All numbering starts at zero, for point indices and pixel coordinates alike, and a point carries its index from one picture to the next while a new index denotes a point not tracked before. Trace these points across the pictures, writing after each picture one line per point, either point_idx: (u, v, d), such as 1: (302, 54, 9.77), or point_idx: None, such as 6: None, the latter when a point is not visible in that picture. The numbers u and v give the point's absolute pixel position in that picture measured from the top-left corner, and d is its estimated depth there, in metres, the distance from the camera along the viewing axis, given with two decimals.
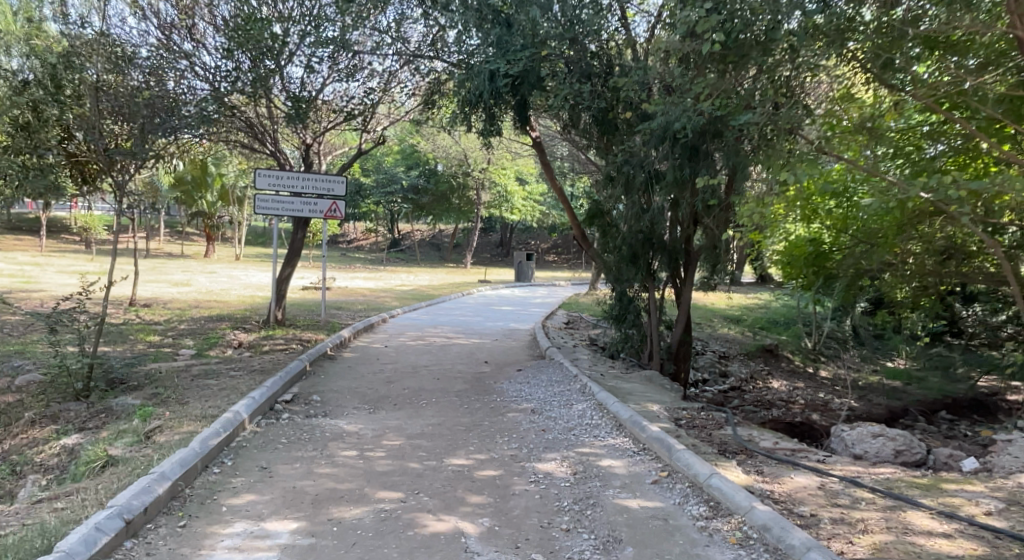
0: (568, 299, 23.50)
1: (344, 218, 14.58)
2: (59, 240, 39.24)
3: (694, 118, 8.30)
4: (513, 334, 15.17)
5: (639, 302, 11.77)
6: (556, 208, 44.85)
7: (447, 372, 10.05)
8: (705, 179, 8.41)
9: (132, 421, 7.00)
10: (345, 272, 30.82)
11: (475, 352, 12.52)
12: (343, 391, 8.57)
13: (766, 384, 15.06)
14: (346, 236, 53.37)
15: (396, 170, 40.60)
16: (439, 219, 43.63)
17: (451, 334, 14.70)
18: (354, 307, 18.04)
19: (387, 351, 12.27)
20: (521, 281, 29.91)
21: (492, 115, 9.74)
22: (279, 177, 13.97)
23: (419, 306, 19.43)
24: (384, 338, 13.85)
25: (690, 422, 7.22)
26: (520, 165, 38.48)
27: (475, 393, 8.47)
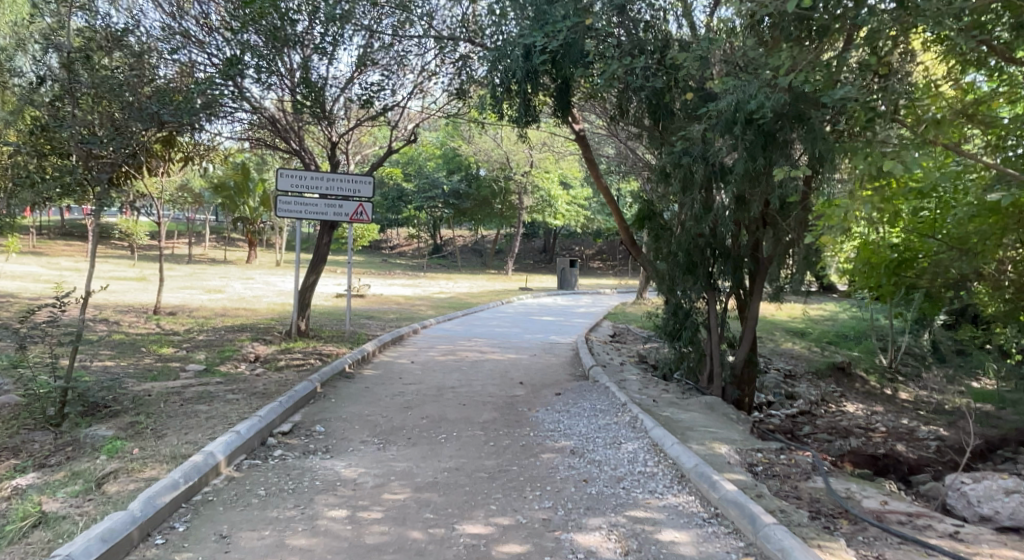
0: (615, 309, 22.03)
1: (371, 220, 13.36)
2: (105, 246, 39.21)
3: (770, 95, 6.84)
4: (553, 349, 13.80)
5: (698, 316, 10.22)
6: (602, 213, 43.43)
7: (476, 395, 8.76)
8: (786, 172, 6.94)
9: (94, 459, 5.86)
10: (382, 279, 29.83)
11: (509, 370, 11.19)
12: (352, 420, 7.34)
13: (839, 407, 14.20)
14: (389, 242, 52.71)
15: (438, 174, 39.67)
16: (481, 224, 42.59)
17: (486, 348, 13.42)
18: (386, 317, 16.88)
19: (412, 368, 11.02)
20: (564, 289, 28.55)
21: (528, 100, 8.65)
22: (302, 178, 12.77)
23: (455, 316, 18.19)
24: (413, 353, 12.60)
25: (770, 471, 5.80)
26: (564, 169, 37.22)
27: (504, 426, 7.16)
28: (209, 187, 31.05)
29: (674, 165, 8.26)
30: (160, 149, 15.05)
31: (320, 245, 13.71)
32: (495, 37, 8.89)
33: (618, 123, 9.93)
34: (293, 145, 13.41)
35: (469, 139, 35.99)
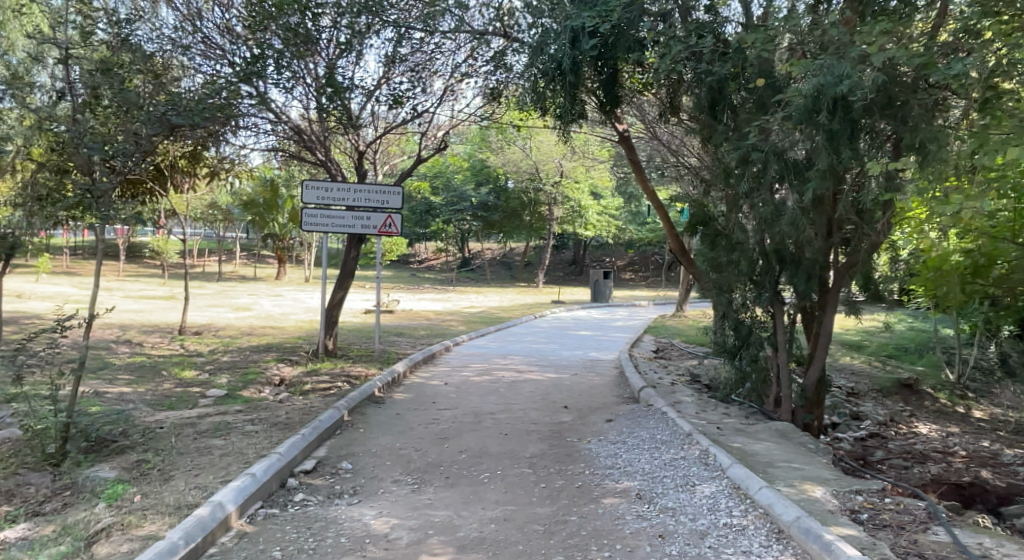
0: (654, 322, 21.09)
1: (400, 233, 12.52)
2: (134, 265, 38.93)
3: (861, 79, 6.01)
4: (596, 367, 12.93)
5: (762, 331, 9.40)
6: (634, 223, 42.57)
7: (520, 423, 7.91)
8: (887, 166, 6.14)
9: (89, 507, 5.07)
10: (412, 294, 29.09)
11: (552, 392, 10.31)
12: (382, 454, 6.53)
13: (910, 429, 13.82)
14: (418, 256, 52.09)
15: (466, 186, 39.04)
16: (511, 236, 41.85)
17: (525, 367, 12.58)
18: (417, 334, 16.06)
19: (447, 391, 10.18)
20: (599, 302, 27.63)
21: (573, 90, 7.85)
22: (328, 189, 12.09)
23: (487, 331, 17.37)
24: (446, 373, 11.78)
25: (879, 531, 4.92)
26: (595, 178, 36.44)
27: (555, 461, 6.31)
28: (238, 203, 30.56)
29: (739, 163, 7.45)
30: (185, 164, 14.48)
31: (347, 260, 13.00)
32: (534, 28, 8.23)
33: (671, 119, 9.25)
34: (318, 157, 12.70)
35: (498, 150, 35.32)
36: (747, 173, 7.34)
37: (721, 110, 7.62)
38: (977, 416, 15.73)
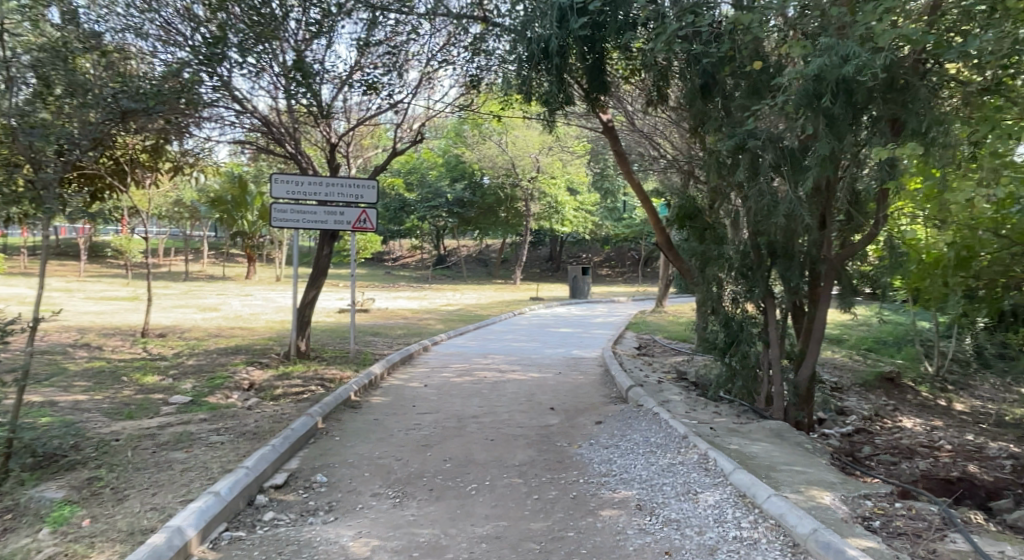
0: (634, 318, 20.79)
1: (375, 229, 12.08)
2: (98, 265, 37.78)
3: (872, 59, 5.62)
4: (578, 365, 12.55)
5: (754, 327, 9.06)
6: (609, 219, 42.35)
7: (504, 427, 7.50)
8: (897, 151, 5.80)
9: (31, 533, 4.54)
10: (386, 293, 28.48)
11: (536, 393, 9.90)
12: (359, 464, 6.07)
13: (895, 423, 13.64)
14: (392, 254, 51.40)
15: (441, 182, 38.53)
16: (486, 233, 41.38)
17: (506, 367, 12.17)
18: (393, 333, 15.56)
19: (427, 393, 9.72)
20: (577, 298, 27.29)
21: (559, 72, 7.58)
22: (298, 183, 11.63)
23: (465, 330, 16.93)
24: (424, 374, 11.30)
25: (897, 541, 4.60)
26: (571, 174, 36.15)
27: (545, 469, 5.90)
28: (206, 200, 29.75)
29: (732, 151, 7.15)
30: (147, 158, 13.93)
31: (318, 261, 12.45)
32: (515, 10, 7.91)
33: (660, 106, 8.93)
34: (287, 150, 12.15)
35: (474, 145, 34.87)
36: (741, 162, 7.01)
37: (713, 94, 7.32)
38: (959, 409, 15.58)
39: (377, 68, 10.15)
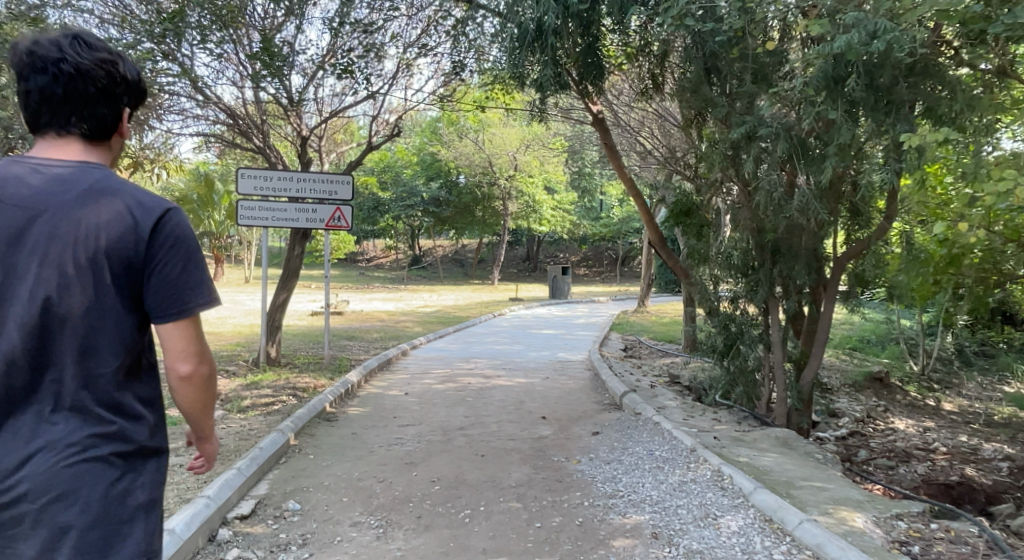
0: (617, 319, 20.30)
1: (351, 227, 11.44)
2: None
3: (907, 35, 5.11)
4: (565, 369, 11.99)
5: (755, 329, 8.56)
6: (587, 218, 41.89)
7: (494, 442, 6.89)
8: (930, 136, 5.30)
9: None
10: (360, 295, 27.66)
11: (524, 400, 9.31)
12: (336, 488, 5.43)
13: (888, 424, 13.27)
14: (366, 255, 50.47)
15: (416, 182, 37.83)
16: (462, 233, 40.70)
17: (489, 372, 11.56)
18: (369, 337, 14.85)
19: (407, 402, 9.09)
20: (556, 299, 26.77)
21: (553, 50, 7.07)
22: (267, 178, 10.82)
23: (445, 332, 16.28)
24: (404, 381, 10.66)
25: None
26: (548, 173, 35.67)
27: (545, 491, 5.32)
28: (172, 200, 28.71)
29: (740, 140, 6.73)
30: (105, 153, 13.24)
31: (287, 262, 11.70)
32: None
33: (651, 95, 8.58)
34: (255, 144, 11.45)
35: (449, 143, 34.28)
36: (750, 153, 6.57)
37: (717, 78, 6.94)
38: (948, 409, 15.22)
39: (350, 54, 9.51)
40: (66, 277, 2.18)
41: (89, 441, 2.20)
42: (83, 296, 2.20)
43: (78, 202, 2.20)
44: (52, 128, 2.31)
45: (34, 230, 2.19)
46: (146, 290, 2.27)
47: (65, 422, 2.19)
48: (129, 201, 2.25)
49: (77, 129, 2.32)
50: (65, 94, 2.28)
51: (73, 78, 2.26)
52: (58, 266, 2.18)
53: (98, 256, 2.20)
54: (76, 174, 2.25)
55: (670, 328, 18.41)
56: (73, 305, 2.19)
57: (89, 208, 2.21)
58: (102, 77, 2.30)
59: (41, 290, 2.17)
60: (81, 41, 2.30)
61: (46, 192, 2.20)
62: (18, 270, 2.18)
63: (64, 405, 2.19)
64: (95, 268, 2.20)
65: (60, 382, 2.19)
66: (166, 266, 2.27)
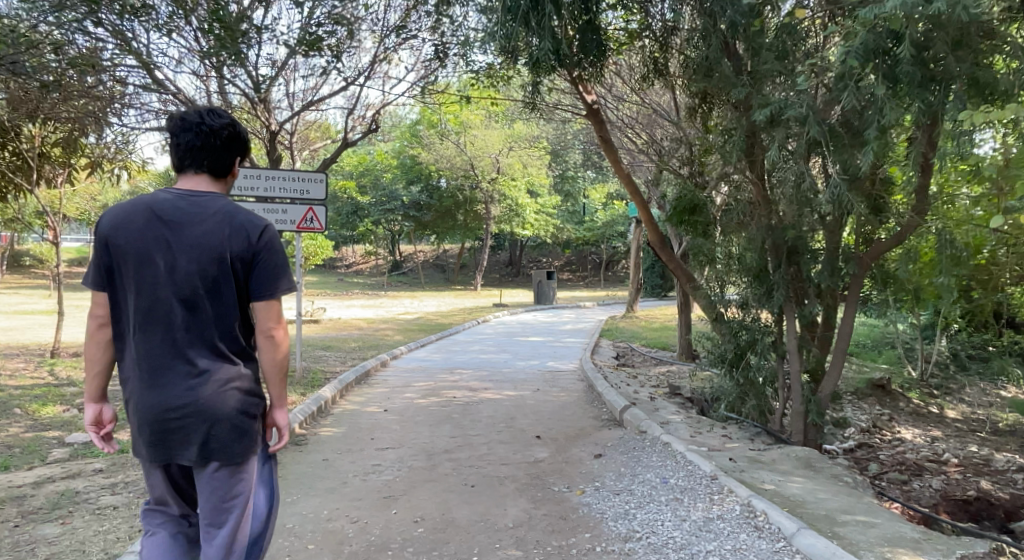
0: (606, 325, 19.57)
1: (325, 229, 10.58)
2: (24, 275, 35.00)
3: None
4: (556, 380, 11.21)
5: (768, 337, 7.82)
6: (570, 222, 41.21)
7: (484, 470, 6.10)
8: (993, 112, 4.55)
9: None
10: (338, 301, 26.65)
11: (515, 417, 8.52)
12: (301, 533, 4.60)
13: (895, 434, 12.62)
14: (344, 261, 49.38)
15: (396, 185, 36.93)
16: (443, 238, 39.83)
17: (475, 384, 10.74)
18: (346, 347, 13.97)
19: (386, 420, 8.26)
20: (541, 304, 25.99)
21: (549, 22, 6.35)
22: None
23: (427, 341, 15.44)
24: (383, 396, 9.80)
25: None
26: (531, 175, 35.00)
27: (547, 533, 4.53)
28: None
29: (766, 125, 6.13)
30: (59, 151, 12.31)
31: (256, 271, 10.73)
32: None
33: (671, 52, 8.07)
34: None
35: (429, 145, 33.50)
36: (777, 139, 5.94)
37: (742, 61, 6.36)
38: (952, 416, 14.54)
39: (319, 31, 8.72)
40: (199, 278, 3.10)
41: (215, 393, 3.15)
42: (206, 288, 3.12)
43: (209, 226, 3.14)
44: (188, 171, 3.26)
45: (177, 240, 3.11)
46: (248, 286, 3.18)
47: (199, 380, 3.13)
48: (240, 224, 3.16)
49: (206, 170, 3.27)
50: (201, 145, 3.25)
51: (208, 135, 3.26)
52: (194, 269, 3.10)
53: (216, 263, 3.12)
54: (204, 204, 3.19)
55: (662, 334, 17.68)
56: (204, 299, 3.12)
57: (214, 230, 3.14)
58: (226, 135, 3.30)
59: (180, 286, 3.10)
60: (206, 114, 3.28)
61: (190, 213, 3.15)
62: (165, 268, 3.10)
63: (199, 367, 3.13)
64: (219, 264, 3.13)
65: (194, 348, 3.13)
66: (264, 271, 3.19)
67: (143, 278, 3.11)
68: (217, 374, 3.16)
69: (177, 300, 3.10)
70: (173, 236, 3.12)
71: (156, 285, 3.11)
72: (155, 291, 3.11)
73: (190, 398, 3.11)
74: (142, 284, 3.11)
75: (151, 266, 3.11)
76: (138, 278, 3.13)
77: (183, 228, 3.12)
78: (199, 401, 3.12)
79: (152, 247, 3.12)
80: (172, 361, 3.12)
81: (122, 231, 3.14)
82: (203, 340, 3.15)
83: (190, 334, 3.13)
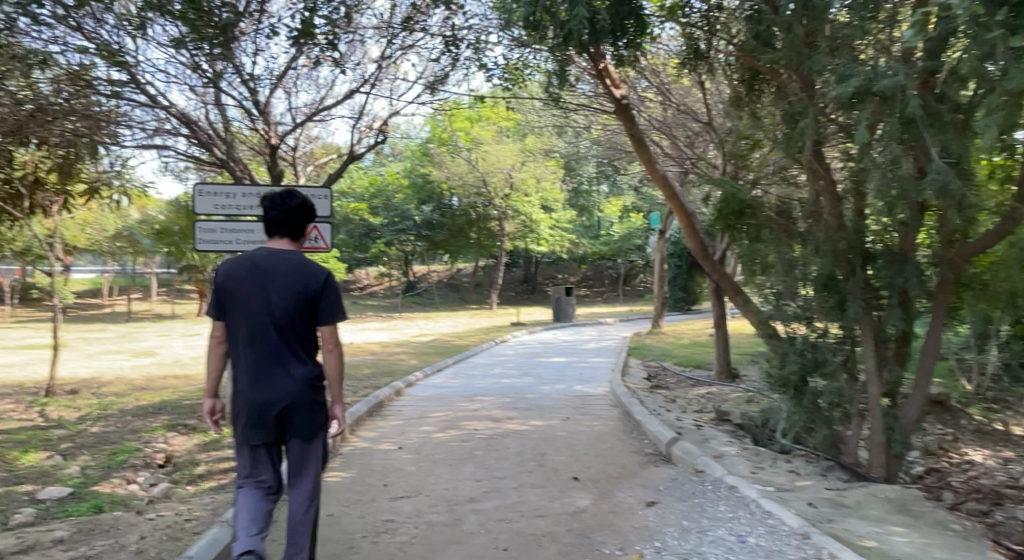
0: (633, 343, 18.50)
1: (330, 248, 9.65)
2: (32, 305, 34.31)
3: None
4: (588, 406, 10.18)
5: (836, 355, 6.78)
6: (586, 237, 40.26)
7: (519, 525, 5.12)
8: None
9: None
10: (351, 325, 25.68)
11: (548, 452, 7.51)
12: None
13: (960, 456, 11.49)
14: (358, 284, 48.55)
15: (408, 204, 36.12)
16: (457, 256, 38.96)
17: (499, 413, 9.73)
18: (358, 375, 12.99)
19: (402, 460, 7.27)
20: (562, 322, 24.98)
21: None
22: (229, 194, 8.71)
23: (444, 365, 14.43)
24: (398, 430, 8.80)
25: None
26: (546, 190, 34.20)
27: None
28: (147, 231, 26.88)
29: (842, 104, 5.28)
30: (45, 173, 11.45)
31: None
32: None
33: (719, 30, 7.26)
34: (218, 157, 9.41)
35: (441, 163, 32.74)
36: (864, 114, 5.05)
37: (824, 36, 5.69)
38: (1016, 433, 13.34)
39: (316, 16, 7.81)
40: (284, 308, 3.78)
41: (294, 399, 3.79)
42: (291, 316, 3.81)
43: (286, 269, 3.84)
44: (274, 234, 3.96)
45: (267, 281, 3.82)
46: (319, 314, 3.85)
47: (278, 386, 3.78)
48: (314, 267, 3.86)
49: (287, 235, 3.98)
50: (281, 212, 3.95)
51: (287, 206, 3.97)
52: (275, 305, 3.79)
53: (297, 297, 3.83)
54: (285, 257, 3.89)
55: (693, 352, 16.58)
56: (285, 325, 3.80)
57: (294, 272, 3.84)
58: (301, 205, 4.00)
59: (270, 315, 3.79)
60: (286, 192, 4.02)
61: (276, 261, 3.86)
62: (258, 302, 3.81)
63: (278, 376, 3.79)
64: (299, 298, 3.83)
65: (282, 365, 3.80)
66: (331, 303, 3.88)
67: (241, 312, 3.83)
68: (301, 381, 3.82)
69: (264, 327, 3.79)
70: (264, 282, 3.82)
71: (252, 315, 3.81)
72: (250, 320, 3.82)
73: (278, 399, 3.77)
74: (242, 315, 3.83)
75: (246, 302, 3.82)
76: (238, 311, 3.85)
77: (272, 275, 3.82)
78: (290, 406, 3.79)
79: (247, 286, 3.84)
80: (262, 374, 3.79)
81: (225, 275, 3.86)
82: (287, 354, 3.81)
83: (276, 354, 3.79)
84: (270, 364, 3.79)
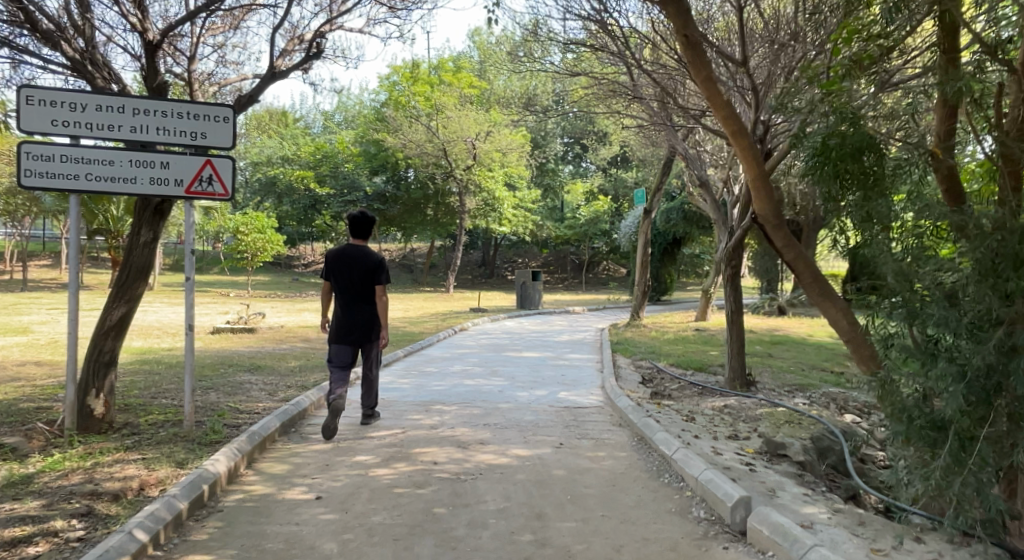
0: (612, 336, 16.03)
1: (230, 194, 6.86)
2: None
3: None
4: (582, 426, 7.63)
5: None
6: (550, 219, 37.73)
7: None
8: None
9: None
10: (286, 306, 22.70)
11: (545, 512, 4.92)
12: None
13: None
14: (304, 260, 45.37)
15: (358, 174, 33.02)
16: (411, 234, 36.10)
17: (465, 435, 7.09)
18: (281, 375, 10.22)
19: (318, 527, 4.64)
20: (527, 309, 22.46)
21: None
22: (76, 105, 6.41)
23: (393, 359, 11.74)
24: (321, 461, 6.14)
25: None
26: (509, 166, 31.67)
27: None
28: None
29: None
30: None
31: (188, 290, 6.90)
32: None
33: None
34: (66, 52, 7.02)
35: (397, 129, 29.80)
36: None
37: None
38: None
39: None
40: (358, 273, 6.76)
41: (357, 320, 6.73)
42: (363, 276, 6.77)
43: (360, 253, 6.82)
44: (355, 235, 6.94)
45: (350, 257, 6.80)
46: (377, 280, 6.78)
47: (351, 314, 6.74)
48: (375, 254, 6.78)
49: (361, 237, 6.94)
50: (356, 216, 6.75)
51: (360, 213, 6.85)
52: (353, 268, 6.77)
53: (368, 268, 6.78)
54: (361, 249, 6.85)
55: (686, 350, 14.12)
56: (357, 281, 6.76)
57: (364, 259, 6.80)
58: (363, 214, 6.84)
59: (351, 274, 6.76)
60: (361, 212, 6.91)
61: (357, 249, 6.85)
62: (345, 267, 6.80)
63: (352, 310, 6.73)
64: (368, 268, 6.78)
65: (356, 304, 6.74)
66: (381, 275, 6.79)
67: (337, 272, 6.80)
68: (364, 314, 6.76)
69: (346, 280, 6.77)
70: (354, 261, 6.81)
71: (340, 276, 6.80)
72: (340, 279, 6.80)
73: (352, 320, 6.72)
74: (337, 274, 6.80)
75: (340, 267, 6.80)
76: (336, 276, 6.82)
77: (358, 257, 6.80)
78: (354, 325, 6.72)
79: (339, 261, 6.82)
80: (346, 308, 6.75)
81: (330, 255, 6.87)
82: (358, 300, 6.76)
83: (352, 298, 6.76)
84: (352, 303, 6.74)
